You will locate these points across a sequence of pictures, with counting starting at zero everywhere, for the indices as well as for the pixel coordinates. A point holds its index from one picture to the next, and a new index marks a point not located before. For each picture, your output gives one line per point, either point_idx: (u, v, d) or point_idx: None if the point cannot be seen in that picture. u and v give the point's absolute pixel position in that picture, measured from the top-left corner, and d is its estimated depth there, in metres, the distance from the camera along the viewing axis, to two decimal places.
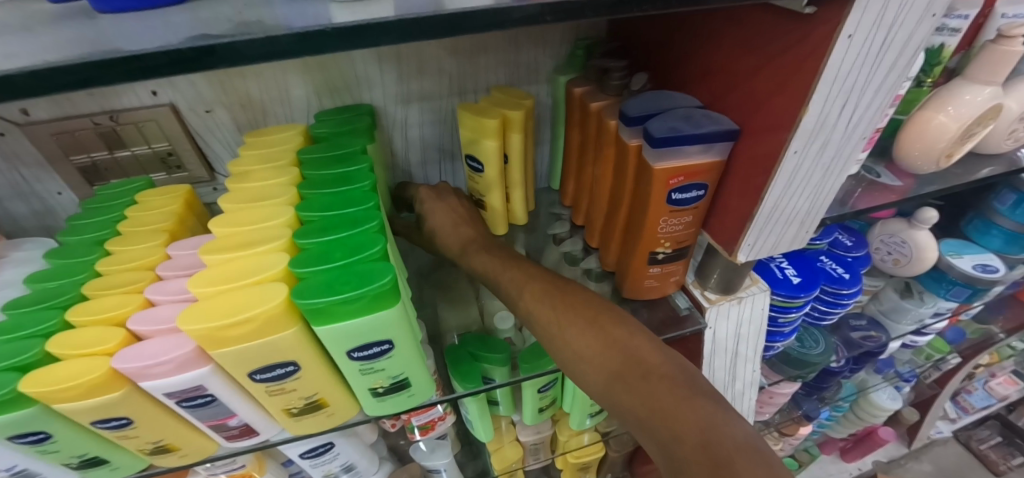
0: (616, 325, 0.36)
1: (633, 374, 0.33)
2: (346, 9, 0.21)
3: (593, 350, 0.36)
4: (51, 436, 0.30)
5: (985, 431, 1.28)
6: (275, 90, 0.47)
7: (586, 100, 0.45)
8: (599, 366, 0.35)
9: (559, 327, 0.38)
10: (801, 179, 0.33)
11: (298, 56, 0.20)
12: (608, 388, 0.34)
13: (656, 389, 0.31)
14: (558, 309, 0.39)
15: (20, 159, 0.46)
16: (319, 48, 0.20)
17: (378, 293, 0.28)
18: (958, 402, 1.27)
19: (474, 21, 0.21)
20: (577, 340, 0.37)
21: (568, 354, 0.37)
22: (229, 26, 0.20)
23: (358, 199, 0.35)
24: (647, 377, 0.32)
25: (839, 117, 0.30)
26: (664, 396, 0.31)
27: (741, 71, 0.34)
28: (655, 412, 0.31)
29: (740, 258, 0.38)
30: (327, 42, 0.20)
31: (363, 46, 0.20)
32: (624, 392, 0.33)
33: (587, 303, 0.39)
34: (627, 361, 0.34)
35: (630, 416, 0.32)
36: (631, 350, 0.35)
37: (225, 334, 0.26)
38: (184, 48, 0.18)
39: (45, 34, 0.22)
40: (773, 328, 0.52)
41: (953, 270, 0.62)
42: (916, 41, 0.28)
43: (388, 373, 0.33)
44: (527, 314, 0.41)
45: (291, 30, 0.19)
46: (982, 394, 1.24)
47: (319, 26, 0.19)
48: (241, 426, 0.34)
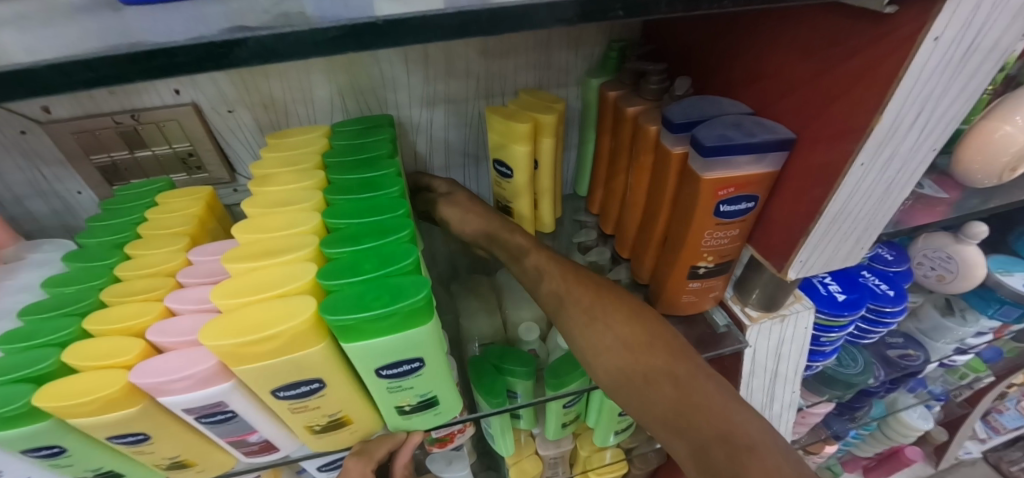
0: (645, 318, 0.35)
1: (669, 368, 0.31)
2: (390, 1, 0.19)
3: (626, 340, 0.33)
4: (65, 450, 0.28)
5: (1017, 453, 1.24)
6: (299, 90, 0.46)
7: (621, 104, 0.43)
8: (630, 356, 0.33)
9: (588, 315, 0.36)
10: (864, 193, 0.31)
11: (338, 51, 0.18)
12: (647, 392, 0.31)
13: (705, 390, 0.29)
14: (590, 294, 0.37)
15: (41, 158, 0.45)
16: (363, 45, 0.18)
17: (411, 310, 0.26)
18: (988, 422, 1.24)
19: (528, 17, 0.19)
20: (626, 338, 0.33)
21: (592, 342, 0.35)
22: (264, 19, 0.18)
23: (388, 206, 0.33)
24: (691, 376, 0.30)
25: (912, 126, 0.28)
26: (714, 399, 0.29)
27: (798, 76, 0.31)
28: (697, 412, 0.28)
29: (790, 275, 0.36)
30: (370, 37, 0.18)
31: (408, 42, 0.18)
32: (658, 386, 0.31)
33: (615, 295, 0.37)
34: (672, 359, 0.32)
35: (666, 416, 0.29)
36: (672, 347, 0.33)
37: (251, 349, 0.25)
38: (216, 42, 0.17)
39: (68, 27, 0.21)
40: (813, 347, 0.49)
41: (1002, 289, 0.58)
42: (1004, 46, 0.25)
43: (416, 391, 0.31)
44: (556, 300, 0.39)
45: (333, 23, 0.17)
46: (1014, 414, 1.21)
47: (362, 18, 0.18)
48: (261, 442, 0.32)
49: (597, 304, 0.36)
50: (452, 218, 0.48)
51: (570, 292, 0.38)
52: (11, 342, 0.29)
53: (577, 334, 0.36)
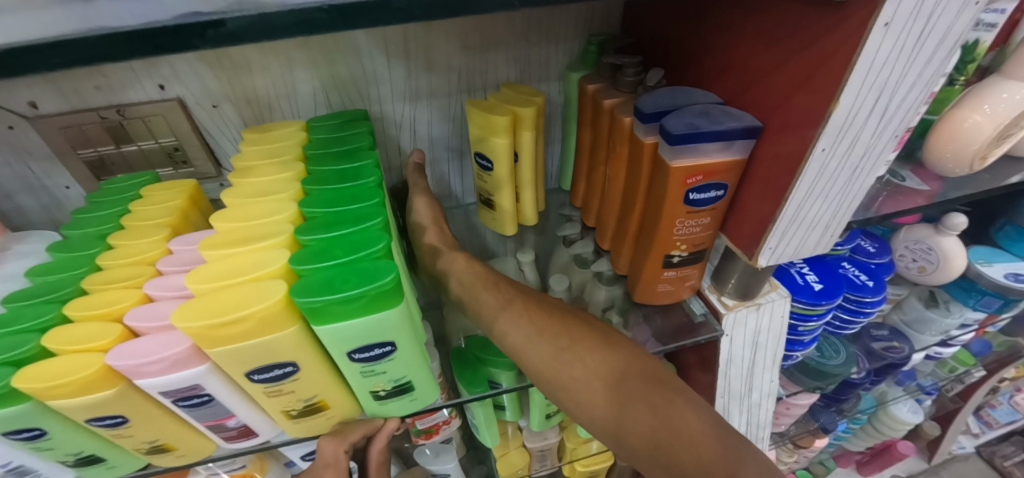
0: (614, 341, 0.35)
1: (647, 392, 0.32)
2: None
3: (599, 365, 0.34)
4: (46, 433, 0.29)
5: (1010, 447, 1.30)
6: (282, 85, 0.47)
7: (599, 97, 0.44)
8: (604, 383, 0.33)
9: (555, 345, 0.35)
10: (828, 180, 0.32)
11: (293, 33, 0.19)
12: (624, 419, 0.32)
13: (686, 417, 0.31)
14: (554, 320, 0.37)
15: (28, 153, 0.46)
16: (319, 31, 0.19)
17: (380, 293, 0.27)
18: (982, 417, 1.28)
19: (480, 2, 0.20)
20: (600, 364, 0.34)
21: (564, 370, 0.34)
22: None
23: (363, 196, 0.34)
24: (669, 401, 0.31)
25: (870, 113, 0.28)
26: (694, 426, 0.30)
27: (764, 65, 0.32)
28: (679, 442, 0.30)
29: (760, 262, 0.37)
30: (324, 21, 0.19)
31: (361, 26, 0.19)
32: (639, 414, 0.31)
33: (580, 321, 0.37)
34: (648, 385, 0.32)
35: (647, 446, 0.31)
36: (647, 368, 0.34)
37: (223, 331, 0.25)
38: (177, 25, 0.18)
39: None
40: (791, 337, 0.49)
41: (982, 280, 0.59)
42: (957, 33, 0.26)
43: (390, 376, 0.32)
44: (515, 332, 0.37)
45: (288, 8, 0.18)
46: (1006, 409, 1.25)
47: (315, 5, 0.19)
48: (239, 427, 0.33)
49: (563, 332, 0.36)
50: (434, 210, 0.49)
51: (533, 309, 0.38)
52: None
53: (542, 365, 0.35)
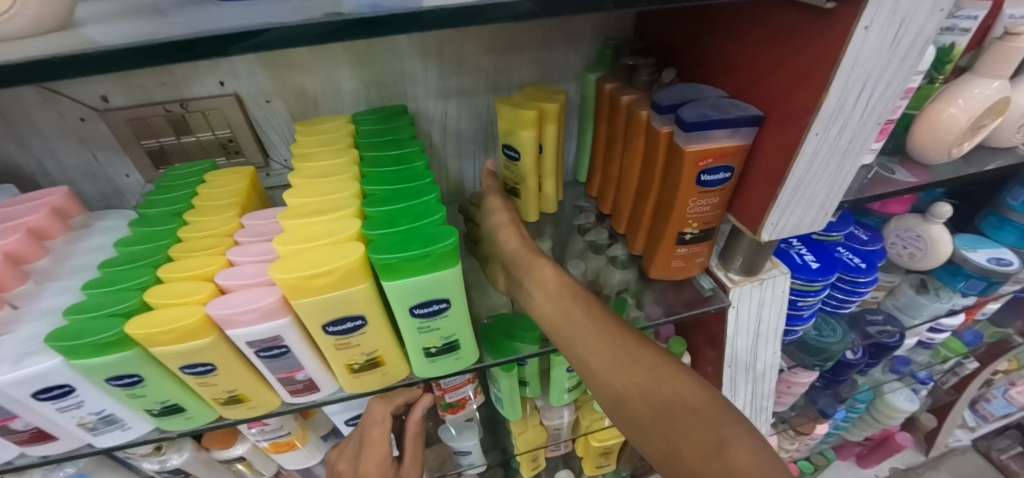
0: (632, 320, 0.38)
1: (656, 367, 0.35)
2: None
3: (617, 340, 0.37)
4: (143, 380, 0.33)
5: (1006, 441, 1.43)
6: (327, 84, 0.52)
7: (617, 94, 0.48)
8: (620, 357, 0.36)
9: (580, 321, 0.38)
10: (822, 161, 0.36)
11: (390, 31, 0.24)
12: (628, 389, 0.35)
13: (688, 391, 0.33)
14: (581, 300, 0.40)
15: (96, 143, 0.51)
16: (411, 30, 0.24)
17: (441, 253, 0.31)
18: (978, 410, 1.41)
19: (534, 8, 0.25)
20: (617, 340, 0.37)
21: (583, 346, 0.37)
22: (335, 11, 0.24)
23: (415, 177, 0.39)
24: (675, 376, 0.34)
25: (856, 103, 0.33)
26: (695, 400, 0.32)
27: (764, 62, 0.37)
28: (677, 411, 0.32)
29: (763, 237, 0.41)
30: (415, 21, 0.24)
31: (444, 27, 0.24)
32: (645, 384, 0.34)
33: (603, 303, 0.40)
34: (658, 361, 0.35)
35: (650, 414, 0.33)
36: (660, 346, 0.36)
37: (309, 285, 0.30)
38: (308, 26, 0.23)
39: (174, 17, 0.26)
40: (792, 312, 0.54)
41: (968, 264, 0.63)
42: (927, 33, 0.31)
43: (442, 333, 0.36)
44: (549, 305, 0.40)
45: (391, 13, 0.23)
46: (1002, 402, 1.37)
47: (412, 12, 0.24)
48: (306, 381, 0.37)
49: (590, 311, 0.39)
50: None
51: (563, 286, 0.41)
52: (97, 288, 0.34)
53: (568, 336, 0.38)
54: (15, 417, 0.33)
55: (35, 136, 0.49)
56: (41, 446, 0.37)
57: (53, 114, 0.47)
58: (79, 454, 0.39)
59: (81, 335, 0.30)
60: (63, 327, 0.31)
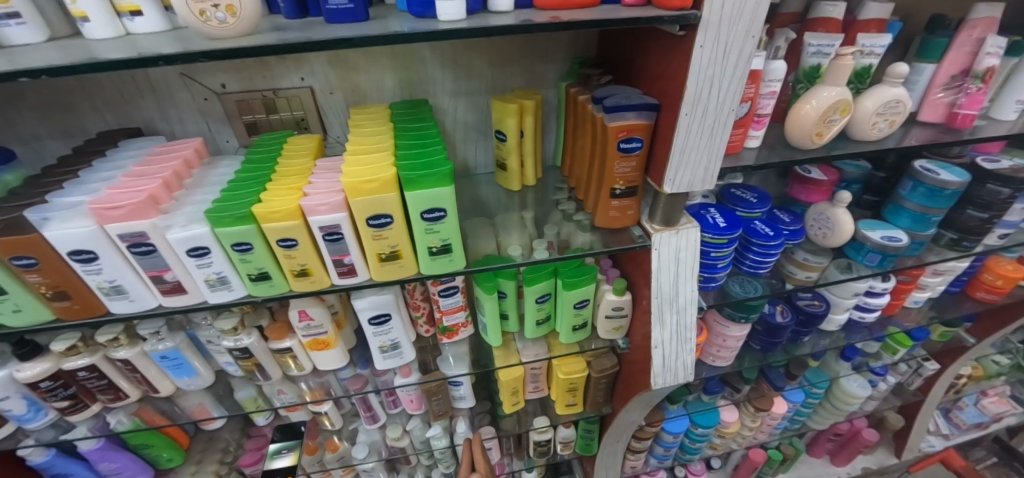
0: None
1: None
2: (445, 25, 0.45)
3: None
4: (251, 249, 0.53)
5: (982, 452, 1.50)
6: (374, 82, 0.73)
7: (576, 94, 0.68)
8: None
9: None
10: (696, 134, 0.55)
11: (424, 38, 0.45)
12: None
13: None
14: None
15: (212, 117, 0.73)
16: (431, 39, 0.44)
17: (442, 175, 0.51)
18: (951, 419, 1.49)
19: (501, 30, 0.45)
20: None
21: None
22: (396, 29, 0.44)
23: (430, 138, 0.59)
24: None
25: (710, 94, 0.52)
26: None
27: (660, 69, 0.56)
28: None
29: (666, 189, 0.59)
30: (437, 34, 0.44)
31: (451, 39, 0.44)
32: None
33: None
34: None
35: None
36: None
37: (360, 188, 0.50)
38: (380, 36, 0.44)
39: (305, 30, 0.47)
40: (709, 262, 0.71)
41: (868, 241, 0.79)
42: (747, 51, 0.49)
43: (440, 236, 0.55)
44: None
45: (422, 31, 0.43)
46: (974, 411, 1.46)
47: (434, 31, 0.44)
48: (350, 264, 0.56)
49: None
50: None
51: None
52: (227, 190, 0.54)
53: None
54: (169, 268, 0.54)
55: (175, 109, 0.71)
56: (176, 297, 0.57)
57: (189, 94, 0.70)
58: (195, 308, 0.59)
59: (225, 211, 0.50)
60: (212, 208, 0.51)
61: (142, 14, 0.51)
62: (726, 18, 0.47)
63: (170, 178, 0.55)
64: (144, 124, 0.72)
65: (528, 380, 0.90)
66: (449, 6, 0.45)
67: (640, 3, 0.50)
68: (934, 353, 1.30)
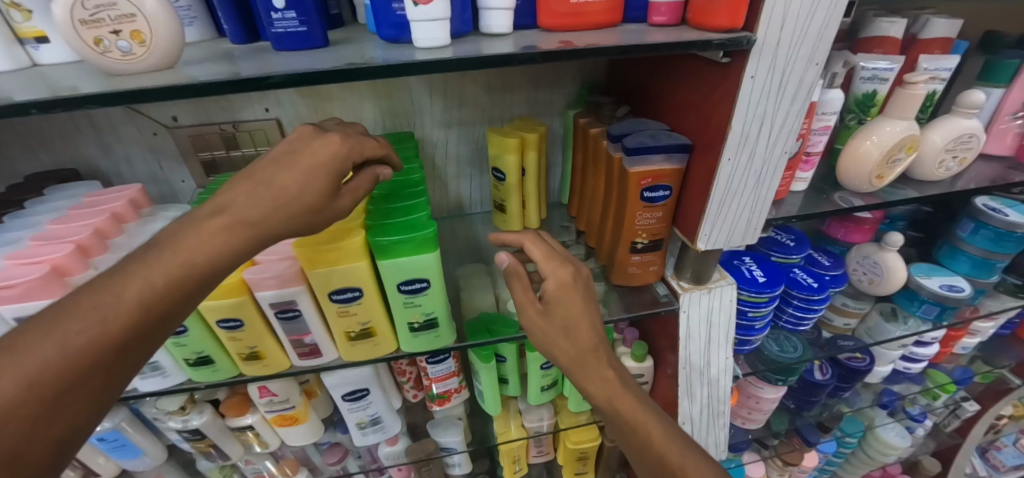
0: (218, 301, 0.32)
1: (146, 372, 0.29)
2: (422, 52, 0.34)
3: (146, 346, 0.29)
4: (185, 331, 0.43)
5: None
6: (351, 112, 0.63)
7: (587, 126, 0.57)
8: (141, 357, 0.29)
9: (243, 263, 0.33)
10: (739, 182, 0.44)
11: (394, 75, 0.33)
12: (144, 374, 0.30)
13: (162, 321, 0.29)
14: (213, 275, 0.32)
15: (163, 154, 0.63)
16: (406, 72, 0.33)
17: (422, 240, 0.40)
18: (988, 460, 1.37)
19: (497, 59, 0.34)
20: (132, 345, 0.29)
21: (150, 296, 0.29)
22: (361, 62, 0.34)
23: (412, 185, 0.48)
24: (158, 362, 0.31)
25: (759, 135, 0.41)
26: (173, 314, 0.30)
27: (693, 102, 0.45)
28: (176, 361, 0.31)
29: (699, 246, 0.48)
30: (408, 69, 0.33)
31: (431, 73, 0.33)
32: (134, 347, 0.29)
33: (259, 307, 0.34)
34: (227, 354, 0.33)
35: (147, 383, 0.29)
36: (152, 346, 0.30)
37: (321, 257, 0.39)
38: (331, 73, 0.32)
39: (246, 62, 0.37)
40: (745, 323, 0.60)
41: (923, 290, 0.69)
42: (808, 81, 0.39)
43: (423, 310, 0.45)
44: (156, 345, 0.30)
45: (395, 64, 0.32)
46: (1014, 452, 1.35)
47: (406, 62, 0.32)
48: (312, 344, 0.46)
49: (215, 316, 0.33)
50: None
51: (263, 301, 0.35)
52: None
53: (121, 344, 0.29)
54: None
55: (119, 146, 0.61)
56: None
57: (134, 129, 0.60)
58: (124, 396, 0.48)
59: None
60: None
61: (48, 40, 0.41)
62: (784, 40, 0.36)
63: (90, 239, 0.45)
64: (82, 162, 0.62)
65: (531, 445, 0.79)
66: (428, 29, 0.33)
67: (674, 22, 0.40)
68: (973, 394, 1.20)
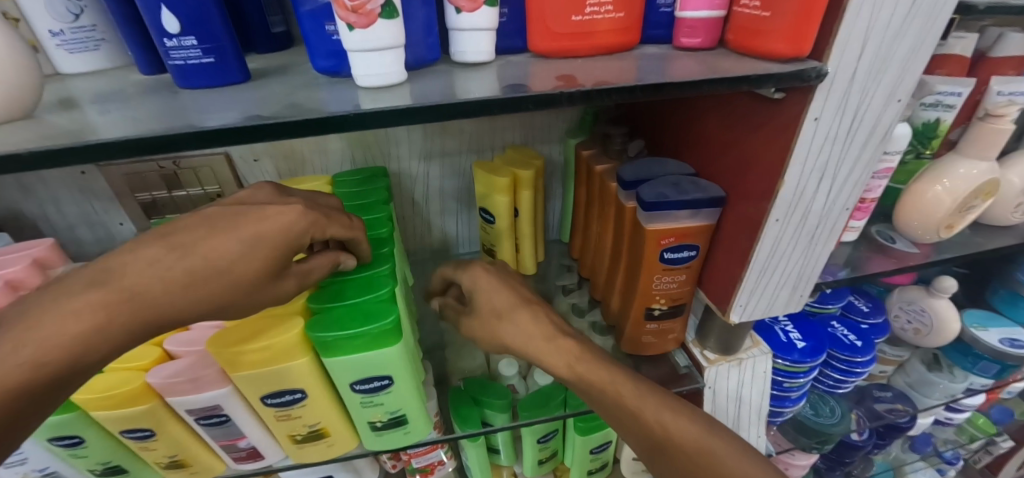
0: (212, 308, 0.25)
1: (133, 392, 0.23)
2: (369, 95, 0.24)
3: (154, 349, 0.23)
4: (83, 441, 0.34)
5: None
6: (314, 143, 0.53)
7: (591, 162, 0.48)
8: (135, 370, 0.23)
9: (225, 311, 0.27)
10: (787, 245, 0.35)
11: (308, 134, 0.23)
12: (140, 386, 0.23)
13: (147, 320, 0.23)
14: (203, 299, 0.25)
15: (95, 193, 0.54)
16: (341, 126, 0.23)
17: (379, 332, 0.31)
18: None
19: (457, 108, 0.24)
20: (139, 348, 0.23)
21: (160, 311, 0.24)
22: (275, 109, 0.24)
23: (376, 244, 0.38)
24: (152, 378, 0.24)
25: (818, 189, 0.32)
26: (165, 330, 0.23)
27: (728, 142, 0.36)
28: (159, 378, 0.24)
29: (732, 318, 0.39)
30: (329, 124, 0.23)
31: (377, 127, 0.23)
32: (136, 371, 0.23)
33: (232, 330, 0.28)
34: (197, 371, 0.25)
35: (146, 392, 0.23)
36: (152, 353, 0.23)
37: (247, 356, 0.30)
38: (214, 131, 0.22)
39: (141, 105, 0.27)
40: (779, 393, 0.51)
41: (978, 344, 0.59)
42: (886, 122, 0.30)
43: (386, 408, 0.35)
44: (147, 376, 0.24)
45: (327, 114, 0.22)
46: None
47: (342, 112, 0.23)
48: (249, 448, 0.36)
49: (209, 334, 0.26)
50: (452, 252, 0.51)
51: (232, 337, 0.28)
52: None
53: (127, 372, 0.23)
54: None
55: (40, 186, 0.52)
56: None
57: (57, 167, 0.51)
58: None
59: None
60: None
61: None
62: (860, 71, 0.27)
63: None
64: None
65: None
66: (370, 62, 0.23)
67: (708, 46, 0.30)
68: None
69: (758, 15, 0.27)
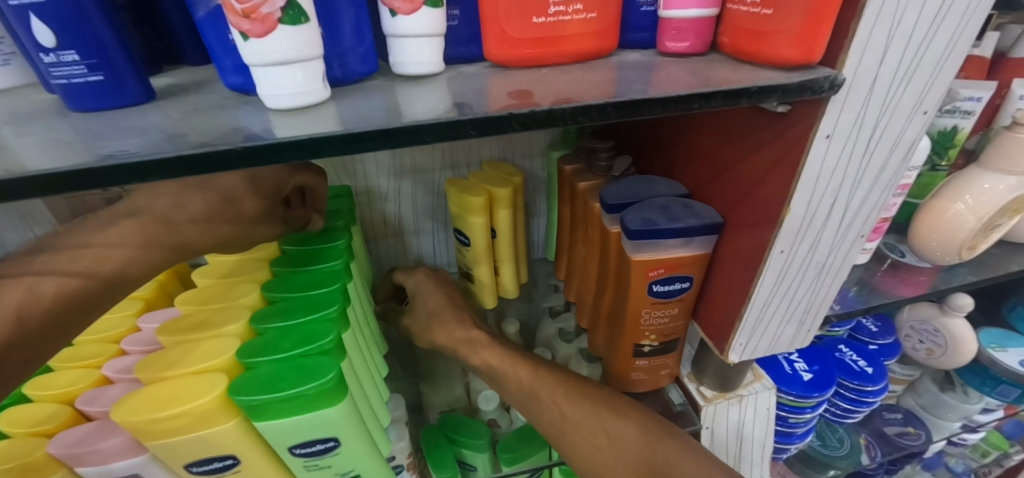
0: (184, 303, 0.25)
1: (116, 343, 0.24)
2: (279, 120, 0.19)
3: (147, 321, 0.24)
4: None
5: None
6: None
7: (573, 179, 0.43)
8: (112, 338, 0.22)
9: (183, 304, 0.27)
10: (793, 278, 0.30)
11: (160, 176, 0.17)
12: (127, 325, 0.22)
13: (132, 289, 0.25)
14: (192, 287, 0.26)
15: None
16: (227, 163, 0.17)
17: (318, 392, 0.26)
18: None
19: (356, 138, 0.18)
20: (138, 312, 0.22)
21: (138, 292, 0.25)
22: (152, 141, 0.18)
23: (328, 280, 0.34)
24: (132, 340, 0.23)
25: (828, 217, 0.28)
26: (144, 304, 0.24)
27: (724, 160, 0.32)
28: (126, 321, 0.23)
29: (732, 358, 0.35)
30: (183, 166, 0.17)
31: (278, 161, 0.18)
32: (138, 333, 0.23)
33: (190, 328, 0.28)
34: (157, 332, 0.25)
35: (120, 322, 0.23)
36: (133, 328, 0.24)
37: (158, 427, 0.25)
38: (30, 178, 0.16)
39: (20, 131, 0.23)
40: (784, 428, 0.46)
41: (996, 366, 0.55)
42: (909, 140, 0.25)
43: (336, 470, 0.30)
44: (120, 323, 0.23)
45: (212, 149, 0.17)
46: None
47: (224, 144, 0.17)
48: None
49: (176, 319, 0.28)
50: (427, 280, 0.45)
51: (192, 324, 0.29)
52: None
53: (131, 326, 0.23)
54: None
55: None
56: None
57: None
58: None
59: None
60: None
61: None
62: (880, 82, 0.23)
63: None
64: None
65: None
66: (276, 78, 0.19)
67: (698, 51, 0.26)
68: None
69: (758, 13, 0.23)
